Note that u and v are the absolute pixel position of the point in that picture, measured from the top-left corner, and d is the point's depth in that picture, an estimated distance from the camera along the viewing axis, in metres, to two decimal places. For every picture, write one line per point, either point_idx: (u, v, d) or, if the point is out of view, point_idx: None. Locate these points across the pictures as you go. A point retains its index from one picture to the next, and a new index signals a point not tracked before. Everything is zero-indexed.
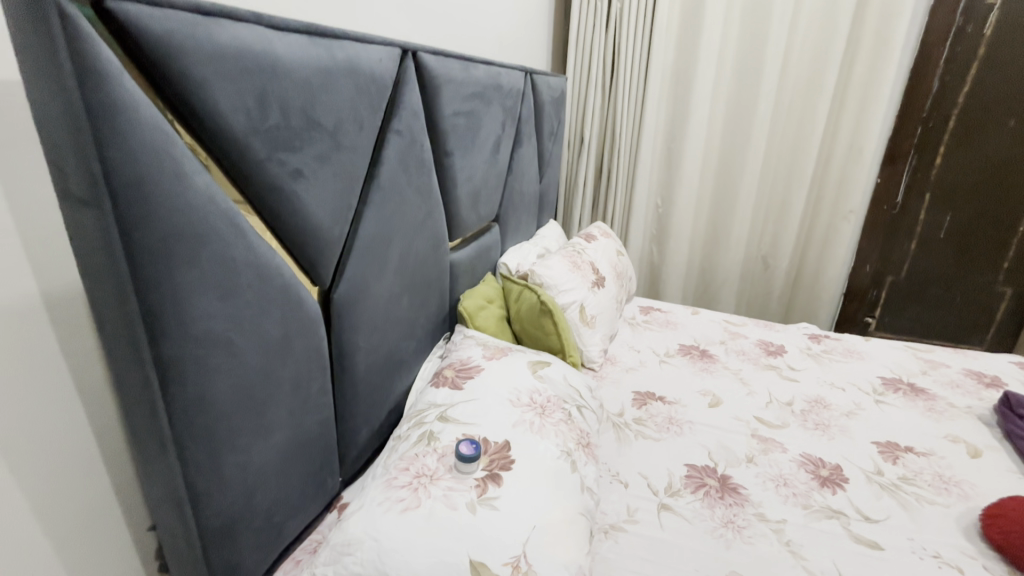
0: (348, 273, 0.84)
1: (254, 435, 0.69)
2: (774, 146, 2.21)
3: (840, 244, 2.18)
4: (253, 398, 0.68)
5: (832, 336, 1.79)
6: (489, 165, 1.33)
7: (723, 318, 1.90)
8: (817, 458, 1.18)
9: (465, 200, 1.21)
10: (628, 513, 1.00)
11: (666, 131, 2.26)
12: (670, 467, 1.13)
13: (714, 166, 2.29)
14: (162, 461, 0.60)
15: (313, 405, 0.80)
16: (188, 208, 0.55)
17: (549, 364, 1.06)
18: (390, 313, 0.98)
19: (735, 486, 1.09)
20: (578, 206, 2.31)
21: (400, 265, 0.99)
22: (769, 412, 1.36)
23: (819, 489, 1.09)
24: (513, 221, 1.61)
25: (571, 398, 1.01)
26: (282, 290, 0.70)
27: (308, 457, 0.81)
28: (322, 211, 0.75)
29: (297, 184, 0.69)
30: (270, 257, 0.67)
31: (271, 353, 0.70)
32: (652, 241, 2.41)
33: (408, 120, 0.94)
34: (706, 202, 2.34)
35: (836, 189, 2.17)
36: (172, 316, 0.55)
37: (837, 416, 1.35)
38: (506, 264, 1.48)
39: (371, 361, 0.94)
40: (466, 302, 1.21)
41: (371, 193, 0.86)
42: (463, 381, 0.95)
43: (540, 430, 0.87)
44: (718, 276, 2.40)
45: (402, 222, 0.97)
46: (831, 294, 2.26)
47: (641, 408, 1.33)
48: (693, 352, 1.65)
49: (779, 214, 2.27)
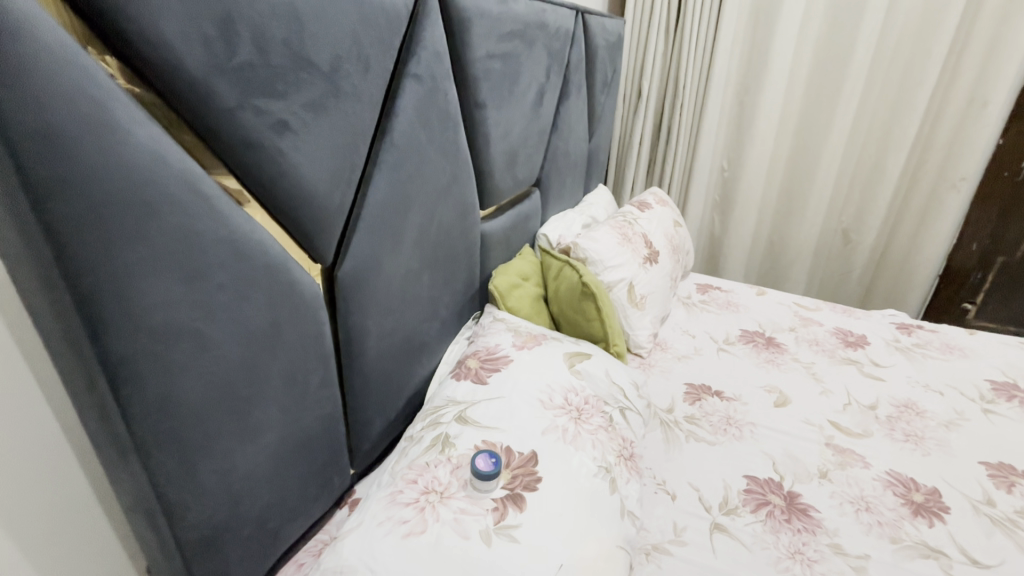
0: (354, 249, 0.72)
1: (238, 439, 0.60)
2: (870, 100, 1.88)
3: (942, 217, 1.87)
4: (234, 398, 0.58)
5: (925, 327, 1.53)
6: (530, 122, 1.15)
7: (794, 300, 1.68)
8: (908, 479, 0.99)
9: (500, 162, 1.05)
10: (675, 533, 0.87)
11: (739, 82, 1.97)
12: (726, 478, 0.98)
13: (793, 123, 1.99)
14: (126, 470, 0.52)
15: (313, 399, 0.70)
16: (127, 170, 0.43)
17: (589, 357, 0.91)
18: (407, 291, 0.86)
19: (804, 507, 0.92)
20: (631, 169, 2.08)
21: (420, 238, 0.85)
22: (848, 416, 1.16)
23: (912, 519, 0.91)
24: (556, 185, 1.44)
25: (613, 398, 0.86)
26: (268, 270, 0.58)
27: (307, 455, 0.72)
28: (318, 175, 0.62)
29: (283, 140, 0.56)
30: (252, 232, 0.56)
31: (256, 344, 0.59)
32: (713, 210, 2.16)
33: (429, 65, 0.79)
34: (781, 164, 2.05)
35: (945, 152, 1.84)
36: (115, 307, 0.44)
37: (933, 426, 1.14)
38: (546, 235, 1.33)
39: (384, 347, 0.83)
40: (498, 279, 1.07)
41: (382, 153, 0.73)
42: (487, 374, 0.83)
43: (574, 440, 0.73)
44: (788, 251, 2.12)
45: (422, 186, 0.83)
46: (926, 275, 1.95)
47: (695, 405, 1.17)
48: (757, 340, 1.45)
49: (869, 182, 1.96)
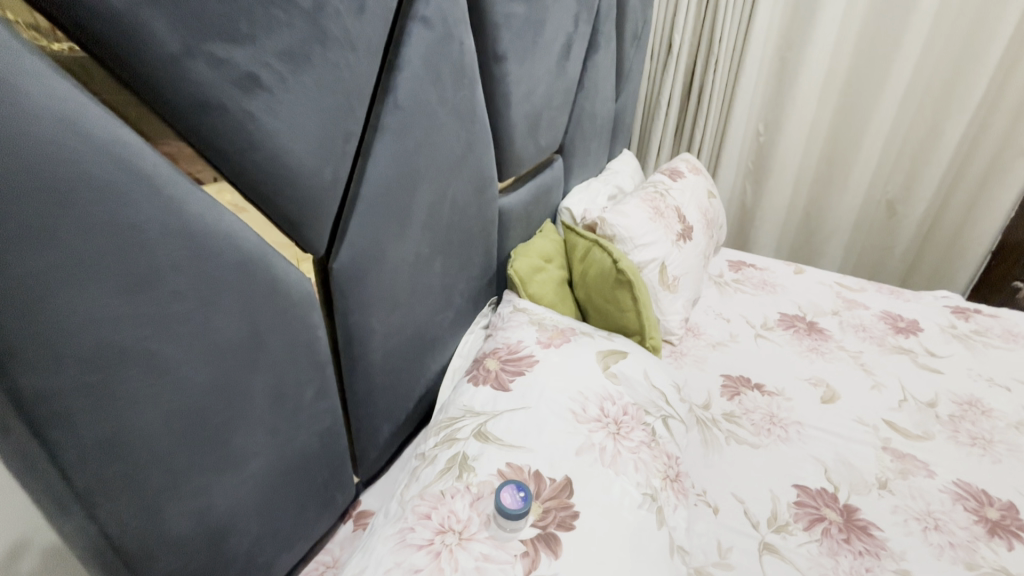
0: (352, 235, 0.59)
1: (216, 471, 0.49)
2: (932, 54, 1.67)
3: (1005, 189, 1.69)
4: (208, 423, 0.47)
5: (984, 311, 1.39)
6: (555, 80, 1.00)
7: (836, 280, 1.53)
8: (979, 491, 0.89)
9: (521, 126, 0.91)
10: (720, 554, 0.77)
11: (783, 34, 1.76)
12: (772, 488, 0.87)
13: (842, 81, 1.79)
14: (69, 522, 0.42)
15: (309, 414, 0.60)
16: (21, 143, 0.31)
17: (625, 355, 0.79)
18: (417, 280, 0.74)
19: (864, 524, 0.82)
20: (658, 133, 1.91)
21: (430, 218, 0.73)
22: (905, 415, 1.05)
23: (987, 540, 0.81)
24: (580, 152, 1.29)
25: (654, 405, 0.74)
26: (240, 269, 0.46)
27: (305, 476, 0.62)
28: (302, 146, 0.49)
29: (252, 101, 0.44)
30: (216, 219, 0.43)
31: (233, 358, 0.48)
32: (745, 178, 1.99)
33: (441, 5, 0.64)
34: (824, 128, 1.87)
35: (1013, 116, 1.65)
36: (23, 329, 0.34)
37: (1000, 428, 1.02)
38: (569, 210, 1.20)
39: (391, 347, 0.72)
40: (518, 262, 0.95)
41: (384, 117, 0.59)
42: (510, 377, 0.72)
43: (613, 462, 0.63)
44: (826, 223, 1.96)
45: (433, 156, 0.69)
46: (980, 253, 1.78)
47: (733, 401, 1.06)
48: (798, 326, 1.32)
49: (921, 147, 1.78)
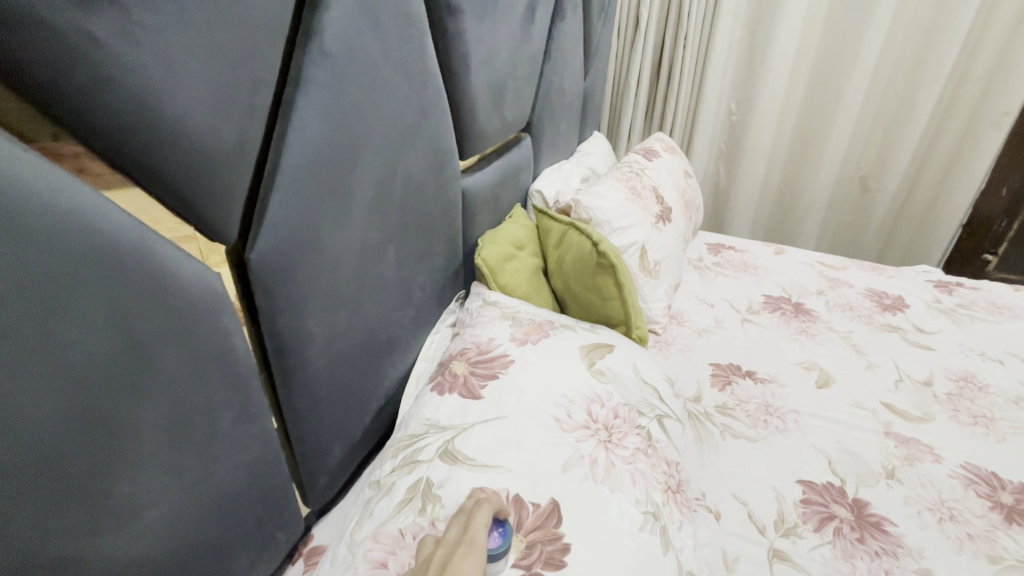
0: (274, 218, 0.47)
1: (91, 533, 0.37)
2: (903, 24, 1.64)
3: (977, 160, 1.67)
4: (69, 475, 0.35)
5: (966, 284, 1.36)
6: (519, 46, 0.89)
7: (817, 259, 1.48)
8: (989, 474, 0.83)
9: (483, 95, 0.80)
10: (726, 567, 0.68)
11: (752, 6, 1.70)
12: (776, 486, 0.79)
13: (812, 56, 1.75)
14: None
15: (228, 444, 0.48)
16: None
17: (612, 349, 0.69)
18: (365, 272, 0.62)
19: (876, 520, 0.75)
20: (628, 114, 1.82)
21: (378, 197, 0.61)
22: (903, 397, 0.99)
23: (1006, 528, 0.75)
24: (549, 131, 1.19)
25: (647, 405, 0.65)
26: (102, 261, 0.34)
27: (231, 520, 0.50)
28: (183, 92, 0.37)
29: (97, 25, 0.32)
30: (52, 189, 0.31)
31: (102, 385, 0.36)
32: (719, 159, 1.93)
33: None
34: (796, 105, 1.82)
35: (983, 86, 1.64)
36: None
37: (1000, 403, 0.98)
38: (540, 193, 1.10)
39: (337, 354, 0.61)
40: (486, 250, 0.84)
41: (308, 66, 0.47)
42: (481, 381, 0.61)
43: (607, 478, 0.53)
44: (801, 202, 1.92)
45: (377, 121, 0.58)
46: (953, 226, 1.78)
47: (726, 391, 0.98)
48: (784, 308, 1.25)
49: (893, 122, 1.75)
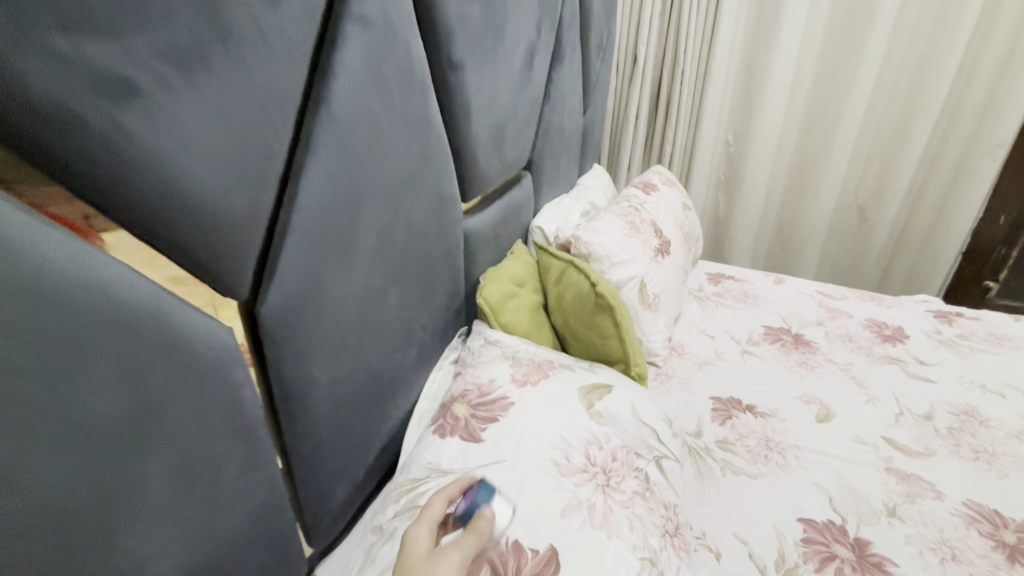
0: (283, 273, 0.50)
1: None
2: (894, 59, 1.69)
3: (973, 190, 1.70)
4: (83, 531, 0.37)
5: (965, 315, 1.37)
6: (518, 91, 0.93)
7: (817, 289, 1.49)
8: (990, 512, 0.83)
9: (483, 140, 0.84)
10: None
11: (747, 43, 1.75)
12: (777, 524, 0.80)
13: (807, 90, 1.80)
14: None
15: (232, 492, 0.49)
16: None
17: (610, 390, 0.71)
18: (369, 317, 0.65)
19: (878, 560, 0.75)
20: (627, 146, 1.87)
21: (381, 246, 0.64)
22: (904, 431, 0.99)
23: (1008, 569, 0.75)
24: (550, 167, 1.22)
25: (645, 446, 0.66)
26: (123, 327, 0.37)
27: (234, 565, 0.51)
28: (202, 166, 0.40)
29: (127, 115, 0.35)
30: (74, 266, 0.34)
31: (116, 443, 0.38)
32: (717, 189, 1.97)
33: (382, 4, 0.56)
34: (793, 136, 1.86)
35: (975, 119, 1.68)
36: None
37: (1001, 438, 0.98)
38: (541, 229, 1.13)
39: (340, 397, 0.62)
40: (488, 289, 0.87)
41: (317, 131, 0.51)
42: (481, 424, 0.63)
43: (605, 523, 0.54)
44: (801, 230, 1.94)
45: (380, 175, 0.61)
46: (951, 254, 1.79)
47: (726, 426, 0.98)
48: (784, 339, 1.27)
49: (889, 153, 1.79)
